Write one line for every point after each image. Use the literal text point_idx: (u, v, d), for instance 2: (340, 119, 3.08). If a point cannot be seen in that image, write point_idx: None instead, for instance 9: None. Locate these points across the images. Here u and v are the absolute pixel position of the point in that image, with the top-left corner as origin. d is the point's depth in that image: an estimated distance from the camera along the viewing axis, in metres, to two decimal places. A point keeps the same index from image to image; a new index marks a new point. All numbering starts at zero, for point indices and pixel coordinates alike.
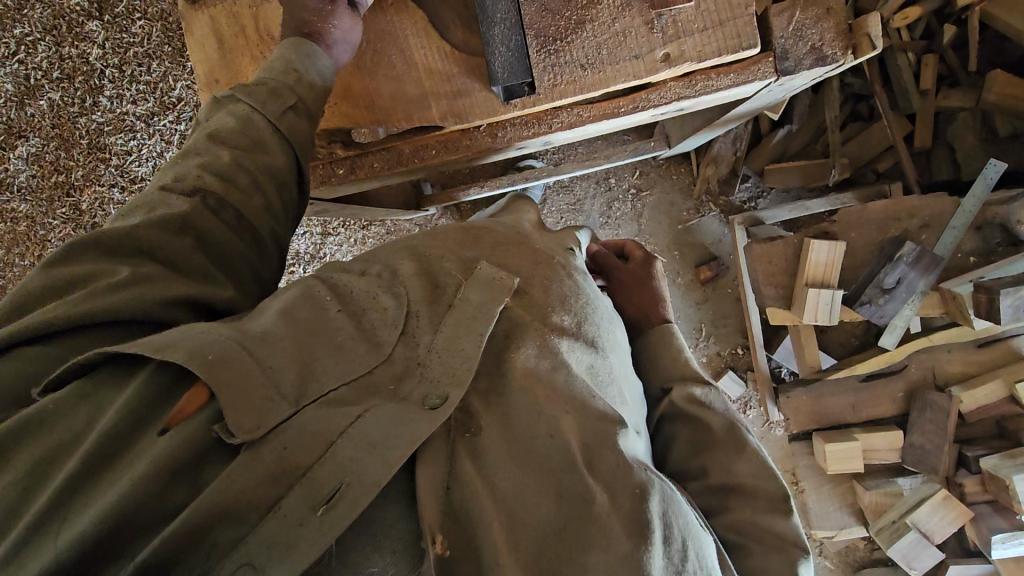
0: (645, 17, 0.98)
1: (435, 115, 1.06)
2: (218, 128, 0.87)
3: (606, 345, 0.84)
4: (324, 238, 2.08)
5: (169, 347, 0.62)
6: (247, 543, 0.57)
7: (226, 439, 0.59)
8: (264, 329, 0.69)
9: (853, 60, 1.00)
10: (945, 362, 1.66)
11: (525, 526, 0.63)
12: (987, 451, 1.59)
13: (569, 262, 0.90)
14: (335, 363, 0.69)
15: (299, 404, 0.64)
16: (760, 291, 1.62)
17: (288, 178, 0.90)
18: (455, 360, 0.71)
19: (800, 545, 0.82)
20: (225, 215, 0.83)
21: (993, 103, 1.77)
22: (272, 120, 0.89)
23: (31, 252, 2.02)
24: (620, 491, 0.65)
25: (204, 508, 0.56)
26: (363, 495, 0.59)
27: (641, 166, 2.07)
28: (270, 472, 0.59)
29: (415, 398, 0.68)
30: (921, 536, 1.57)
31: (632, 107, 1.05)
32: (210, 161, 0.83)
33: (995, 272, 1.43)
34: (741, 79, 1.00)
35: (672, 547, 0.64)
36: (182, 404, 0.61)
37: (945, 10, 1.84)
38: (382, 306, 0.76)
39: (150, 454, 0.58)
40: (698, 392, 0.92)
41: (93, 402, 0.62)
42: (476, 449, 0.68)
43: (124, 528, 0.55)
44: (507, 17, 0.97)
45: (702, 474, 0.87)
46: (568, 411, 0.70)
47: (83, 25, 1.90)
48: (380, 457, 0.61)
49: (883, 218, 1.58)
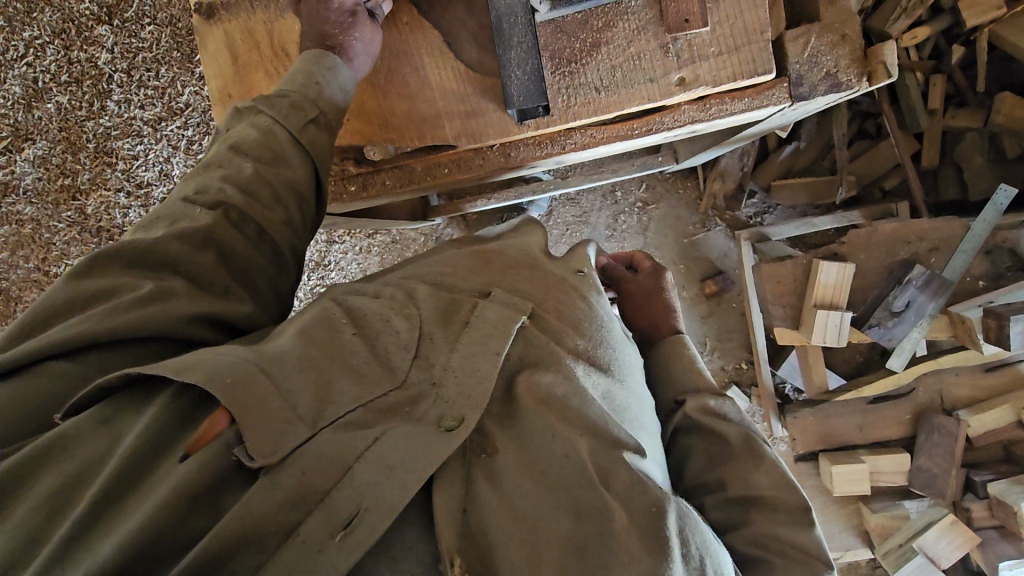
0: (661, 40, 0.97)
1: (449, 133, 1.06)
2: (239, 139, 0.86)
3: (622, 372, 0.83)
4: (329, 245, 2.07)
5: (189, 369, 0.62)
6: (265, 571, 0.56)
7: (245, 462, 0.59)
8: (279, 351, 0.68)
9: (867, 87, 1.00)
10: (953, 385, 1.66)
11: (548, 545, 0.63)
12: (994, 476, 1.58)
13: (582, 283, 0.87)
14: (351, 385, 0.68)
15: (316, 427, 0.63)
16: (767, 310, 1.62)
17: (307, 190, 0.89)
18: (471, 380, 0.69)
19: (823, 559, 0.80)
20: (245, 228, 0.82)
21: (1002, 125, 1.77)
22: (294, 133, 0.89)
23: (35, 255, 2.01)
24: (637, 507, 0.66)
25: (223, 532, 0.55)
26: (379, 522, 0.58)
27: (647, 179, 2.07)
28: (290, 497, 0.59)
29: (430, 419, 0.66)
30: (927, 561, 1.56)
31: (645, 129, 1.05)
32: (233, 173, 0.83)
33: (1004, 296, 1.44)
34: (755, 104, 1.00)
35: (690, 565, 0.66)
36: (200, 431, 0.61)
37: (953, 30, 1.84)
38: (395, 329, 0.75)
39: (172, 477, 0.58)
40: (712, 403, 0.91)
41: (114, 425, 0.62)
42: (493, 471, 0.67)
43: (145, 554, 0.54)
44: (524, 40, 0.98)
45: (721, 486, 0.87)
46: (584, 434, 0.70)
47: (93, 30, 1.90)
48: (397, 482, 0.60)
49: (892, 240, 1.57)
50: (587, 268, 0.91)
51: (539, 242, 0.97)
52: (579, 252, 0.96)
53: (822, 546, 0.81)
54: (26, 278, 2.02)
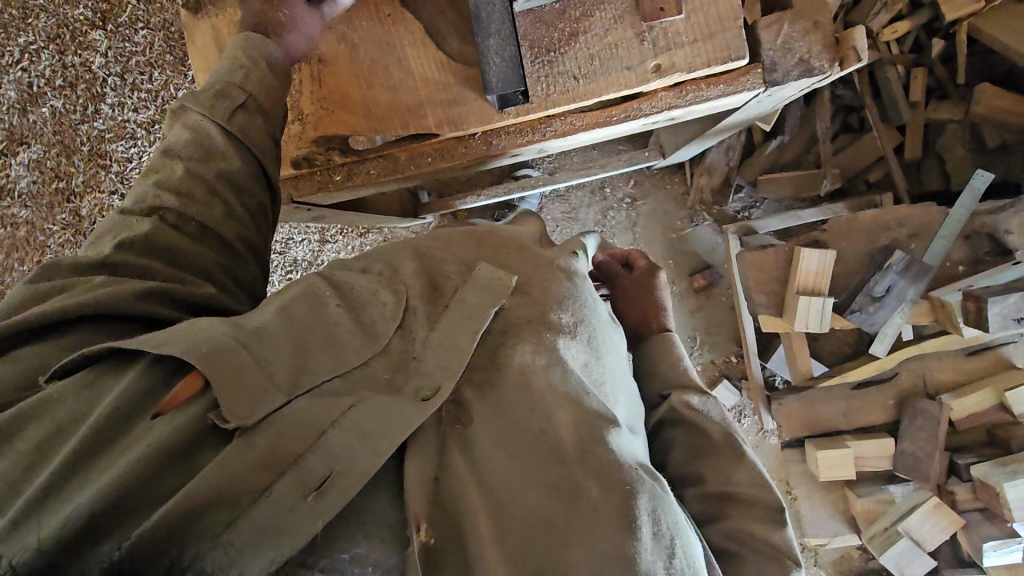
0: (637, 29, 1.00)
1: (430, 123, 1.08)
2: (171, 142, 0.89)
3: (601, 345, 0.83)
4: (322, 243, 2.09)
5: (166, 342, 0.64)
6: (238, 527, 0.56)
7: (220, 424, 0.61)
8: (259, 324, 0.70)
9: (838, 72, 1.03)
10: (935, 370, 1.68)
11: (514, 516, 0.65)
12: (976, 458, 1.59)
13: (569, 264, 0.89)
14: (330, 357, 0.70)
15: (293, 394, 0.65)
16: (752, 298, 1.64)
17: (247, 181, 0.90)
18: (449, 355, 0.72)
19: (793, 558, 0.82)
20: (183, 227, 0.83)
21: (982, 115, 1.80)
22: (225, 130, 0.90)
23: (29, 258, 2.03)
24: (611, 486, 0.66)
25: (197, 489, 0.56)
26: (353, 484, 0.60)
27: (636, 175, 2.10)
28: (263, 458, 0.60)
29: (408, 390, 0.69)
30: (912, 544, 1.59)
31: (623, 116, 1.07)
32: (165, 177, 0.85)
33: (985, 280, 1.47)
34: (729, 90, 1.03)
35: (660, 542, 0.66)
36: (174, 391, 0.63)
37: (933, 24, 1.87)
38: (382, 301, 0.79)
39: (149, 437, 0.59)
40: (696, 401, 0.92)
41: (93, 389, 0.63)
42: (466, 440, 0.69)
43: (123, 505, 0.55)
44: (502, 28, 0.97)
45: (700, 480, 0.88)
46: (564, 406, 0.71)
47: (87, 34, 1.93)
48: (370, 447, 0.62)
49: (873, 227, 1.59)
50: (576, 254, 0.92)
51: (537, 231, 0.99)
52: (570, 241, 0.97)
53: (791, 546, 0.82)
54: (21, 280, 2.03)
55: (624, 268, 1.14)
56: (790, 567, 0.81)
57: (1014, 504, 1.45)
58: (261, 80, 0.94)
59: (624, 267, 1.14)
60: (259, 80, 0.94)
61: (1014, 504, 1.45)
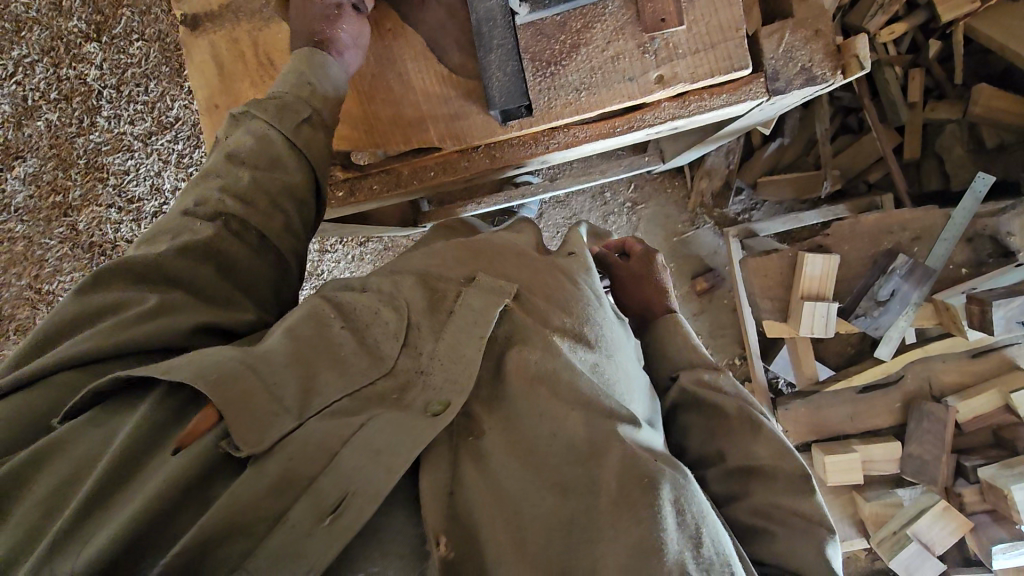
0: (639, 41, 0.99)
1: (434, 138, 1.07)
2: (235, 147, 0.86)
3: (609, 345, 0.81)
4: (322, 254, 2.08)
5: (176, 368, 0.63)
6: (255, 557, 0.57)
7: (232, 453, 0.60)
8: (266, 349, 0.68)
9: (841, 79, 1.02)
10: (940, 372, 1.68)
11: (532, 522, 0.63)
12: (984, 461, 1.60)
13: (572, 263, 0.87)
14: (336, 376, 0.69)
15: (303, 417, 0.64)
16: (756, 304, 1.64)
17: (305, 195, 0.90)
18: (458, 368, 0.70)
19: (827, 526, 0.81)
20: (246, 237, 0.82)
21: (980, 115, 1.80)
22: (287, 134, 0.88)
23: (26, 272, 2.01)
24: (630, 479, 0.64)
25: (213, 520, 0.56)
26: (367, 505, 0.59)
27: (636, 179, 2.09)
28: (274, 485, 0.59)
29: (417, 406, 0.68)
30: (921, 548, 1.59)
31: (627, 127, 1.07)
32: (231, 183, 0.84)
33: (987, 283, 1.48)
34: (732, 99, 1.03)
35: (686, 530, 0.63)
36: (188, 428, 0.61)
37: (929, 25, 1.87)
38: (385, 319, 0.76)
39: (162, 472, 0.58)
40: (708, 377, 0.92)
41: (106, 426, 0.63)
42: (479, 453, 0.68)
43: (139, 544, 0.55)
44: (504, 42, 0.96)
45: (720, 458, 0.88)
46: (575, 407, 0.69)
47: (81, 46, 1.91)
48: (384, 466, 0.61)
49: (875, 231, 1.60)
50: (578, 249, 0.91)
51: (533, 238, 0.97)
52: (571, 233, 0.95)
53: (823, 511, 0.82)
54: (19, 295, 2.01)
55: (621, 257, 1.12)
56: (825, 535, 0.80)
57: (1021, 506, 1.47)
58: (329, 98, 0.93)
59: (621, 256, 1.13)
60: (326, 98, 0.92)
61: (1022, 506, 1.47)
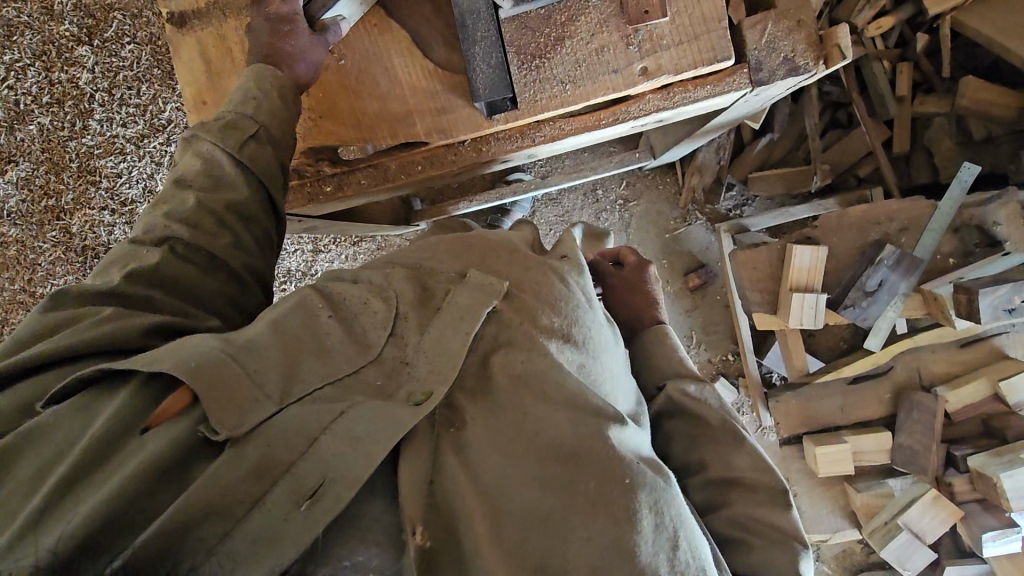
0: (622, 32, 1.00)
1: (421, 131, 1.08)
2: (183, 172, 0.87)
3: (596, 346, 0.80)
4: (315, 254, 2.09)
5: (158, 360, 0.63)
6: (234, 539, 0.57)
7: (211, 437, 0.60)
8: (249, 337, 0.68)
9: (825, 70, 1.03)
10: (930, 362, 1.69)
11: (511, 518, 0.63)
12: (973, 450, 1.61)
13: (564, 265, 0.85)
14: (321, 364, 0.69)
15: (283, 404, 0.64)
16: (745, 296, 1.65)
17: (256, 211, 0.89)
18: (440, 359, 0.71)
19: (799, 538, 0.83)
20: (195, 259, 0.82)
21: (967, 108, 1.81)
22: (234, 152, 0.88)
23: (20, 276, 2.02)
24: (611, 480, 0.65)
25: (188, 503, 0.56)
26: (345, 491, 0.60)
27: (628, 176, 2.09)
28: (254, 468, 0.59)
29: (401, 396, 0.68)
30: (912, 537, 1.60)
31: (612, 119, 1.07)
32: (175, 208, 0.84)
33: (976, 271, 1.48)
34: (716, 90, 1.03)
35: (662, 533, 0.66)
36: (164, 405, 0.62)
37: (917, 19, 1.88)
38: (373, 310, 0.76)
39: (139, 456, 0.58)
40: (692, 388, 0.91)
41: (85, 410, 0.62)
42: (460, 445, 0.67)
43: (115, 523, 0.55)
44: (488, 34, 0.98)
45: (702, 467, 0.88)
46: (561, 407, 0.69)
47: (73, 50, 1.91)
48: (363, 453, 0.61)
49: (862, 223, 1.60)
50: (572, 253, 0.89)
51: (531, 235, 0.97)
52: (564, 235, 0.94)
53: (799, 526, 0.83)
54: (13, 298, 2.02)
55: (615, 266, 1.10)
56: (798, 548, 0.82)
57: (1010, 494, 1.47)
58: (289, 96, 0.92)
59: (614, 265, 1.11)
60: (271, 112, 0.92)
61: (1011, 494, 1.47)
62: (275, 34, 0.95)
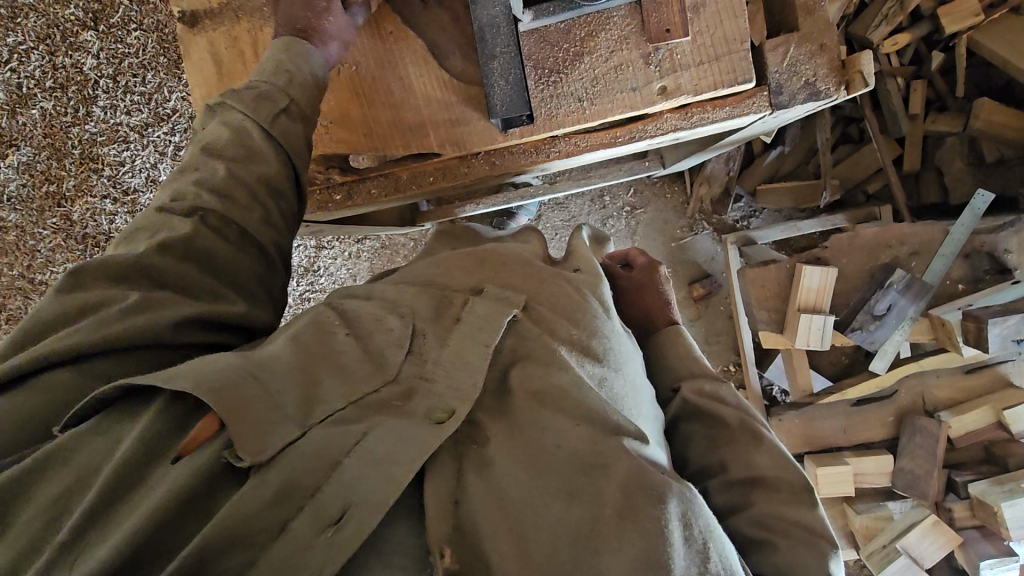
0: (643, 50, 0.98)
1: (433, 142, 1.06)
2: (212, 139, 0.85)
3: (617, 358, 0.80)
4: (318, 251, 2.07)
5: (177, 376, 0.62)
6: (258, 568, 0.56)
7: (236, 463, 0.59)
8: (267, 355, 0.68)
9: (845, 95, 1.01)
10: (934, 387, 1.69)
11: (537, 533, 0.62)
12: (975, 477, 1.61)
13: (579, 278, 0.85)
14: (338, 381, 0.69)
15: (306, 423, 0.63)
16: (752, 313, 1.64)
17: (285, 185, 0.87)
18: (463, 375, 0.70)
19: (829, 540, 0.80)
20: (225, 233, 0.81)
21: (981, 130, 1.80)
22: (265, 128, 0.86)
23: (20, 262, 2.00)
24: (638, 491, 0.64)
25: (215, 530, 0.55)
26: (370, 515, 0.58)
27: (636, 183, 2.08)
28: (277, 494, 0.58)
29: (420, 413, 0.67)
30: (910, 562, 1.58)
31: (628, 137, 1.05)
32: (207, 177, 0.82)
33: (982, 300, 1.48)
34: (735, 111, 1.02)
35: (693, 545, 0.64)
36: (193, 433, 0.61)
37: (933, 36, 1.87)
38: (388, 327, 0.75)
39: (165, 483, 0.58)
40: (709, 387, 0.92)
41: (107, 435, 0.62)
42: (483, 462, 0.67)
43: (139, 557, 0.54)
44: (507, 49, 0.96)
45: (722, 468, 0.87)
46: (579, 422, 0.69)
47: (78, 35, 1.88)
48: (386, 475, 0.60)
49: (872, 245, 1.61)
50: (584, 267, 0.89)
51: (540, 246, 0.96)
52: (575, 244, 0.94)
53: (827, 526, 0.81)
54: (11, 284, 2.01)
55: (623, 268, 1.11)
56: (828, 549, 0.79)
57: (1010, 523, 1.48)
58: (305, 84, 0.90)
59: (623, 267, 1.11)
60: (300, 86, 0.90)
61: (1011, 523, 1.48)
62: (311, 11, 0.93)
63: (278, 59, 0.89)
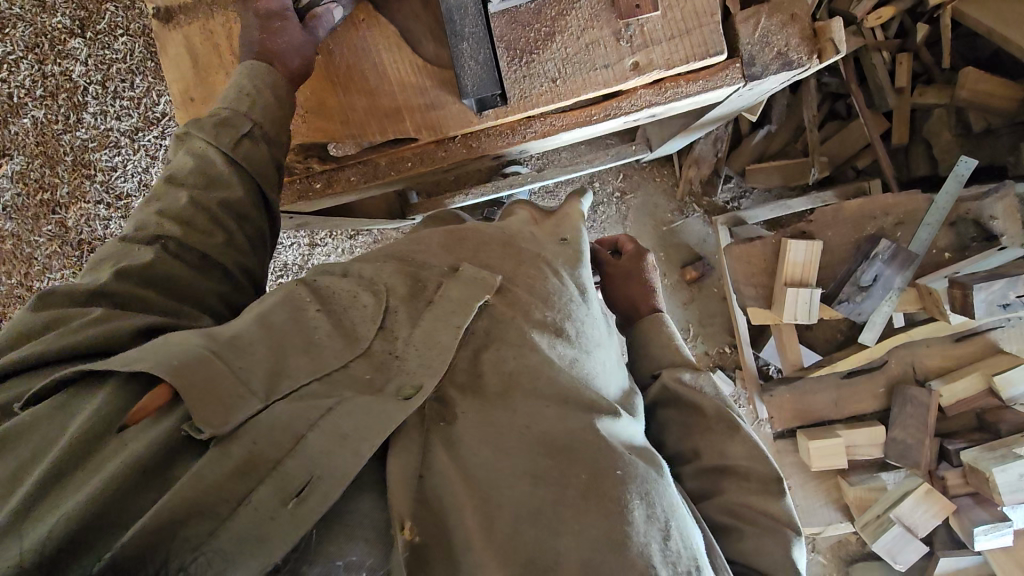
0: (614, 27, 0.99)
1: (410, 127, 1.07)
2: (176, 169, 0.87)
3: (589, 341, 0.80)
4: (312, 247, 2.09)
5: (138, 359, 0.62)
6: (219, 536, 0.56)
7: (195, 436, 0.59)
8: (234, 332, 0.67)
9: (818, 64, 1.02)
10: (924, 356, 1.68)
11: (499, 511, 0.63)
12: (967, 444, 1.62)
13: (563, 255, 0.86)
14: (306, 362, 0.68)
15: (270, 401, 0.63)
16: (740, 290, 1.65)
17: (250, 211, 0.89)
18: (431, 352, 0.71)
19: (792, 527, 0.82)
20: (187, 257, 0.82)
21: (966, 100, 1.79)
22: (227, 152, 0.88)
23: (18, 270, 2.04)
24: (603, 473, 0.66)
25: (175, 498, 0.55)
26: (334, 488, 0.59)
27: (624, 169, 2.08)
28: (239, 467, 0.58)
29: (390, 390, 0.68)
30: (904, 530, 1.62)
31: (603, 115, 1.06)
32: (171, 204, 0.84)
33: (970, 267, 1.49)
34: (709, 85, 1.02)
35: (655, 524, 0.66)
36: (141, 403, 0.61)
37: (918, 9, 1.86)
38: (362, 304, 0.76)
39: (121, 455, 0.58)
40: (687, 375, 0.91)
41: (66, 409, 0.62)
42: (451, 439, 0.67)
43: (97, 523, 0.55)
44: (476, 30, 0.97)
45: (696, 455, 0.89)
46: (550, 404, 0.70)
47: (66, 42, 1.89)
48: (351, 449, 0.61)
49: (858, 216, 1.60)
50: (572, 237, 0.90)
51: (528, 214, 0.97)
52: (568, 218, 0.94)
53: (792, 515, 0.83)
54: (10, 292, 2.05)
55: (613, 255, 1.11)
56: (791, 536, 0.81)
57: (1003, 488, 1.48)
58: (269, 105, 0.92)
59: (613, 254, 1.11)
60: (265, 106, 0.92)
61: (1004, 488, 1.48)
62: (265, 31, 0.94)
63: (243, 85, 0.92)
